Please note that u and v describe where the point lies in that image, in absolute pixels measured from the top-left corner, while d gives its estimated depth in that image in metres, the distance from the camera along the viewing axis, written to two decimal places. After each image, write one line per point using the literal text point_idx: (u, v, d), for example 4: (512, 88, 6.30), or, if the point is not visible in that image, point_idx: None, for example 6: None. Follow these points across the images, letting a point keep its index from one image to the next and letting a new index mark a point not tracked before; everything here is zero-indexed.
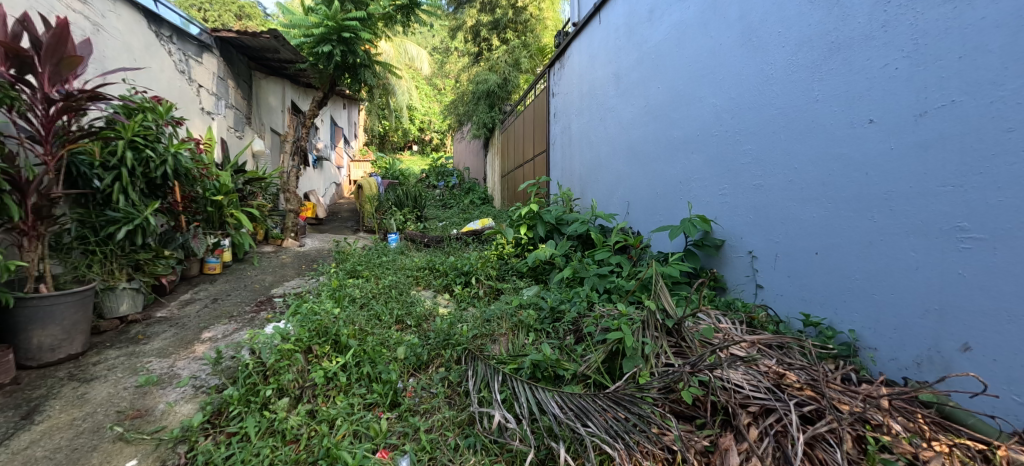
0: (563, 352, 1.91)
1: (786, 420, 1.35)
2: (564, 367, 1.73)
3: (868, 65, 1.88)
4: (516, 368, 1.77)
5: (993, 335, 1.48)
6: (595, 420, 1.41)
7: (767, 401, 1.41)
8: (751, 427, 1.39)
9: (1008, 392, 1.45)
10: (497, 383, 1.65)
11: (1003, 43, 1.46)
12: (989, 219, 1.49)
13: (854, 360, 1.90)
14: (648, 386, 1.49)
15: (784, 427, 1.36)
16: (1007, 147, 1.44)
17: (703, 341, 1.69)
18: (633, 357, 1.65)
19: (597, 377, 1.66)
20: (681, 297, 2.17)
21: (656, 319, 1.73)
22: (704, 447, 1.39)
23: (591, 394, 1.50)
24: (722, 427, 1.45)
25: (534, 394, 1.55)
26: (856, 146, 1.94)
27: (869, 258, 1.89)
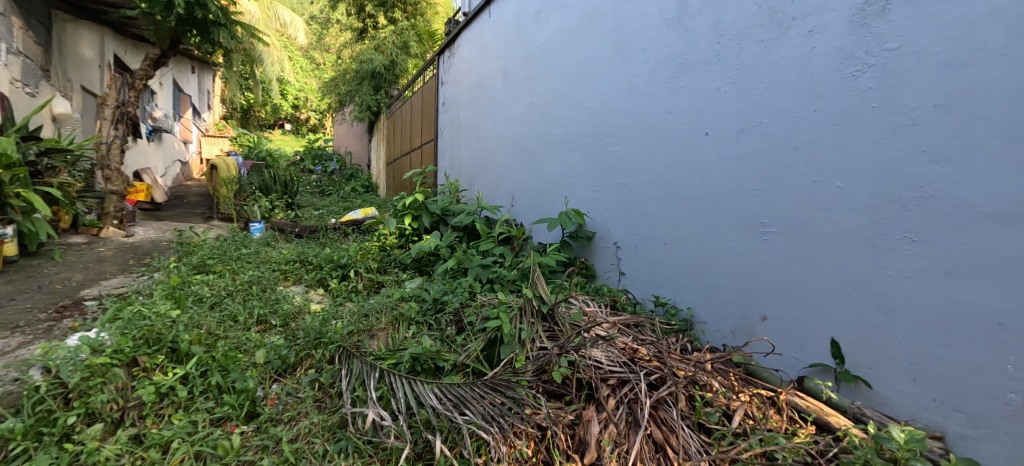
0: (444, 343, 1.91)
1: (637, 388, 1.56)
2: (444, 358, 1.73)
3: (706, 86, 2.26)
4: (394, 363, 1.72)
5: (782, 308, 1.89)
6: (472, 408, 1.43)
7: (623, 374, 1.61)
8: (609, 397, 1.55)
9: (789, 350, 1.87)
10: (374, 380, 1.58)
11: (794, 79, 1.87)
12: (781, 217, 1.89)
13: (690, 333, 2.27)
14: (522, 369, 1.56)
15: (635, 395, 1.57)
16: (795, 161, 1.85)
17: (572, 324, 1.85)
18: (510, 342, 1.73)
19: (476, 365, 1.70)
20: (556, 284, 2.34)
21: (532, 305, 1.83)
22: (570, 420, 1.52)
23: (469, 382, 1.51)
24: (586, 400, 1.60)
25: (412, 387, 1.52)
26: (695, 154, 2.31)
27: (702, 248, 2.26)
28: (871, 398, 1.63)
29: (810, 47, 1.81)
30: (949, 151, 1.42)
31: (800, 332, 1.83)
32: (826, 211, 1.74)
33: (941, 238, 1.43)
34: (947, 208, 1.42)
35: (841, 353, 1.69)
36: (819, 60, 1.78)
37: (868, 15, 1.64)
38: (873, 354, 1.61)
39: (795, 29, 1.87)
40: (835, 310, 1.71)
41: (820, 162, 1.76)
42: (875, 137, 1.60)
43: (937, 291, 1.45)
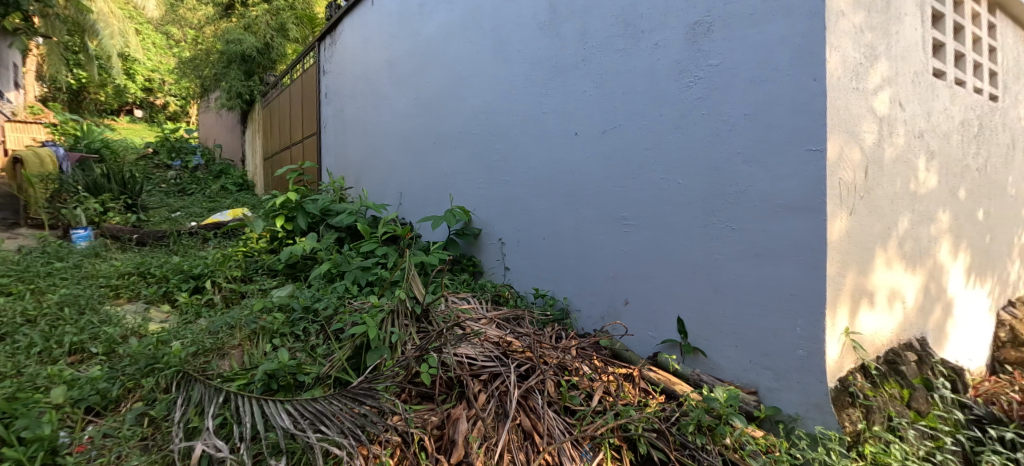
0: (308, 354, 1.80)
1: (508, 380, 1.67)
2: (305, 373, 1.62)
3: (575, 89, 2.45)
4: (245, 385, 1.57)
5: (639, 292, 2.17)
6: (331, 424, 1.35)
7: (495, 368, 1.71)
8: (480, 392, 1.63)
9: (645, 331, 2.16)
10: (214, 406, 1.41)
11: (644, 86, 2.12)
12: (637, 211, 2.16)
13: (566, 320, 2.47)
14: (379, 377, 1.48)
15: (506, 386, 1.67)
16: (646, 161, 2.11)
17: (441, 320, 1.90)
18: (377, 347, 1.67)
19: (339, 374, 1.63)
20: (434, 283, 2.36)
21: (406, 306, 1.83)
22: (439, 421, 1.52)
23: (329, 396, 1.42)
24: (458, 398, 1.64)
25: (261, 408, 1.40)
26: (567, 153, 2.49)
27: (575, 241, 2.46)
28: (707, 366, 1.95)
29: (655, 59, 2.08)
30: (756, 153, 1.74)
31: (654, 313, 2.12)
32: (671, 204, 2.02)
33: (752, 225, 1.75)
34: (755, 201, 1.74)
35: (684, 329, 1.99)
36: (662, 72, 2.05)
37: (698, 34, 1.92)
38: (708, 327, 1.92)
39: (644, 42, 2.12)
40: (680, 290, 2.00)
41: (665, 162, 2.04)
42: (703, 140, 1.90)
43: (750, 269, 1.77)
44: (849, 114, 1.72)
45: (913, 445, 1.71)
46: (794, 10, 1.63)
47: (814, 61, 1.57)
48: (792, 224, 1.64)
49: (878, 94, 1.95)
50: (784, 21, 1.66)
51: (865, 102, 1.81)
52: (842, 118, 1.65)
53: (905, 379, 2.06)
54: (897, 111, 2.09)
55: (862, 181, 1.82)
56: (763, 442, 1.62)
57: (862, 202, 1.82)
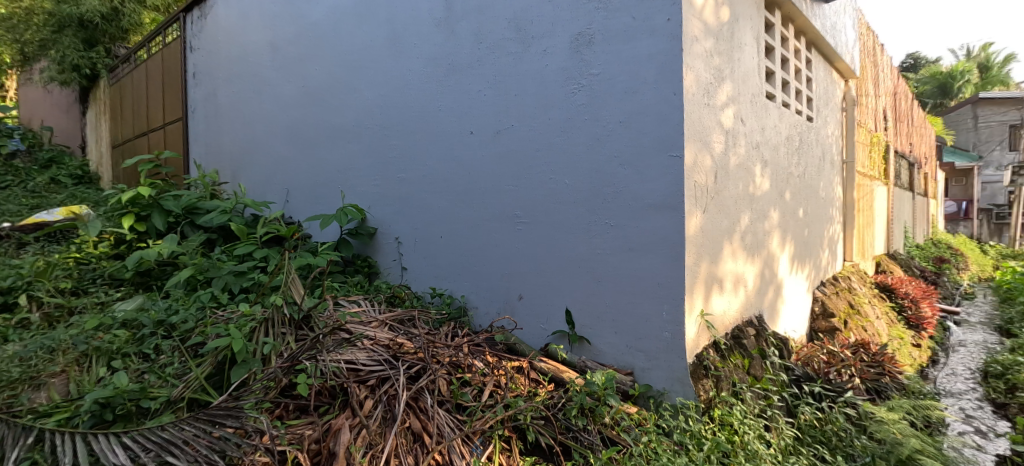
0: (154, 374, 1.58)
1: (396, 382, 1.66)
2: (150, 397, 1.42)
3: (470, 88, 2.48)
4: (68, 418, 1.34)
5: (532, 287, 2.36)
6: (180, 454, 1.21)
7: (382, 371, 1.70)
8: (366, 398, 1.60)
9: (537, 324, 2.36)
10: (19, 449, 1.18)
11: (534, 90, 2.27)
12: (529, 209, 2.33)
13: (464, 319, 2.54)
14: (245, 393, 1.34)
15: (395, 390, 1.65)
16: (538, 161, 2.28)
17: (321, 324, 1.81)
18: (245, 361, 1.54)
19: (195, 395, 1.46)
20: (319, 288, 2.38)
21: (283, 314, 1.72)
22: (317, 435, 1.44)
23: (177, 421, 1.26)
24: (342, 406, 1.59)
25: (88, 446, 1.19)
26: (462, 150, 2.54)
27: (472, 239, 2.54)
28: (591, 352, 2.19)
29: (545, 64, 2.23)
30: (630, 157, 2.02)
31: (543, 307, 2.33)
32: (559, 203, 2.22)
33: (626, 223, 2.04)
34: (629, 200, 2.03)
35: (572, 319, 2.22)
36: (551, 79, 2.21)
37: (581, 44, 2.13)
38: (591, 317, 2.17)
39: (534, 48, 2.26)
40: (569, 284, 2.23)
41: (554, 163, 2.23)
42: (588, 143, 2.12)
43: (625, 262, 2.06)
44: (700, 125, 2.03)
45: (749, 404, 2.06)
46: (659, 30, 1.93)
47: (674, 76, 1.89)
48: (657, 220, 1.95)
49: (725, 109, 2.31)
50: (651, 39, 1.95)
51: (714, 115, 2.13)
52: (695, 128, 1.97)
53: (745, 350, 2.46)
54: (740, 125, 2.48)
55: (712, 183, 2.13)
56: (636, 416, 1.84)
57: (713, 203, 2.15)
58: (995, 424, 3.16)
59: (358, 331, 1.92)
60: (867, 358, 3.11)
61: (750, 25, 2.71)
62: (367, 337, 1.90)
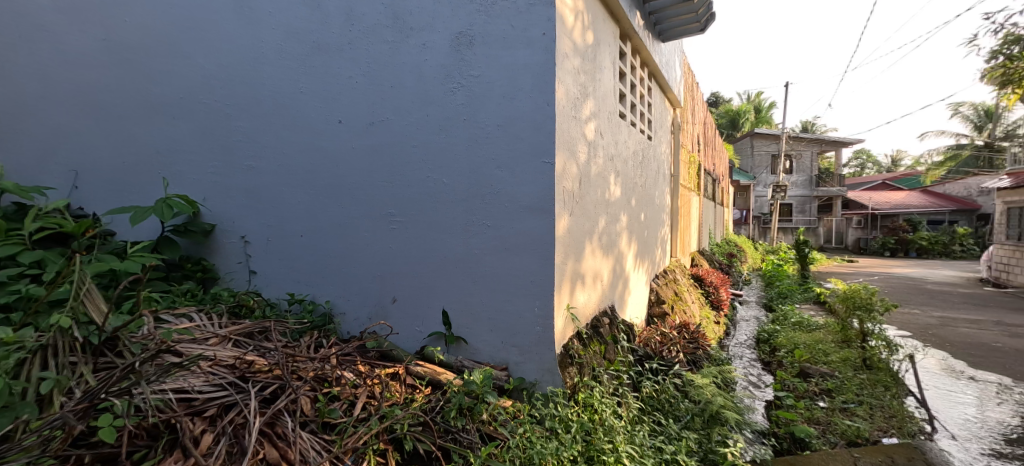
0: None
1: (245, 409, 1.50)
2: None
3: (338, 72, 2.29)
4: None
5: (406, 289, 2.29)
6: None
7: (225, 398, 1.52)
8: (207, 432, 1.40)
9: (410, 327, 2.31)
10: None
11: (412, 83, 2.20)
12: (404, 208, 2.26)
13: (328, 327, 2.35)
14: (9, 453, 1.11)
15: (243, 418, 1.49)
16: (414, 157, 2.22)
17: (136, 348, 1.56)
18: (8, 407, 1.20)
19: None
20: (129, 301, 1.93)
21: (70, 336, 1.45)
22: None
23: None
24: (169, 449, 1.35)
25: None
26: (328, 140, 2.33)
27: (338, 239, 2.36)
28: (468, 352, 2.22)
29: (424, 58, 2.18)
30: (506, 161, 2.11)
31: (418, 310, 2.29)
32: (437, 202, 2.20)
33: (502, 224, 2.13)
34: (505, 202, 2.12)
35: (449, 321, 2.22)
36: (430, 75, 2.18)
37: (461, 44, 2.14)
38: (468, 316, 2.21)
39: (412, 39, 2.19)
40: (445, 284, 2.23)
41: (431, 162, 2.20)
42: (466, 145, 2.15)
43: (501, 261, 2.14)
44: (569, 136, 2.22)
45: (606, 384, 2.34)
46: (535, 42, 2.06)
47: (547, 88, 2.05)
48: (531, 221, 2.08)
49: (588, 123, 2.57)
50: (528, 50, 2.07)
51: (579, 128, 2.36)
52: (564, 138, 2.15)
53: (602, 337, 2.77)
54: (599, 139, 2.78)
55: (577, 189, 2.35)
56: (511, 409, 1.93)
57: (577, 207, 2.37)
58: (763, 377, 4.20)
59: (191, 352, 1.69)
60: (687, 336, 3.80)
61: (608, 50, 3.06)
62: (206, 360, 1.67)
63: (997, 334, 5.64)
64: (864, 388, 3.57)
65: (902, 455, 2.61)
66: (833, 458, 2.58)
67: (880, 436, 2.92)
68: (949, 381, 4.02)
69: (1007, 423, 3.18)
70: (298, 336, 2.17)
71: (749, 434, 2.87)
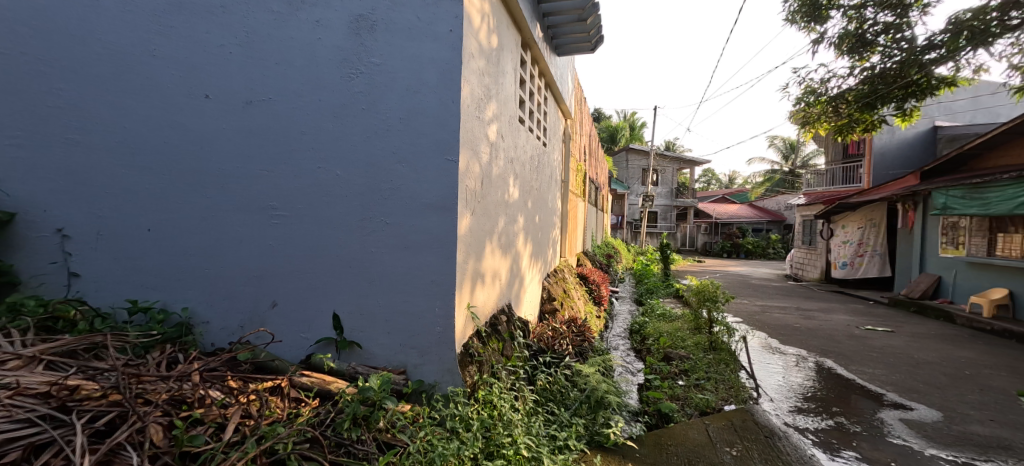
0: None
1: (68, 448, 1.23)
2: None
3: (205, 38, 2.05)
4: None
5: (287, 292, 2.11)
6: None
7: (36, 435, 1.23)
8: None
9: (292, 334, 2.12)
10: None
11: (301, 64, 2.05)
12: (287, 201, 2.08)
13: (185, 339, 2.04)
14: None
15: (65, 459, 1.23)
16: (301, 144, 2.06)
17: None
18: None
19: None
20: None
21: None
22: None
23: None
24: None
25: None
26: (191, 117, 2.07)
27: (201, 235, 2.11)
28: (361, 356, 2.10)
29: (317, 37, 2.04)
30: (408, 155, 2.04)
31: (303, 314, 2.11)
32: (329, 197, 2.06)
33: (402, 221, 2.05)
34: (405, 198, 2.05)
35: (340, 324, 2.08)
36: (323, 56, 2.04)
37: (361, 28, 2.03)
38: (363, 320, 2.09)
39: (302, 15, 2.04)
40: (335, 286, 2.09)
41: (322, 151, 2.05)
42: (364, 135, 2.04)
43: (399, 260, 2.06)
44: (473, 135, 2.23)
45: (504, 380, 2.39)
46: (441, 38, 2.04)
47: (452, 85, 2.03)
48: (432, 218, 2.04)
49: (490, 124, 2.61)
50: (434, 44, 2.04)
51: (483, 128, 2.38)
52: (468, 137, 2.15)
53: (500, 334, 2.83)
54: (500, 141, 2.84)
55: (479, 189, 2.36)
56: (410, 414, 1.86)
57: (478, 206, 2.39)
58: (636, 364, 4.71)
59: None
60: (575, 330, 4.07)
61: (510, 56, 3.15)
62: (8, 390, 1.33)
63: (798, 317, 7.11)
64: (711, 366, 4.22)
65: (738, 417, 3.14)
66: (690, 427, 2.99)
67: (722, 404, 3.47)
68: (769, 356, 4.94)
69: (807, 385, 4.03)
70: (144, 352, 1.85)
71: (627, 414, 3.19)
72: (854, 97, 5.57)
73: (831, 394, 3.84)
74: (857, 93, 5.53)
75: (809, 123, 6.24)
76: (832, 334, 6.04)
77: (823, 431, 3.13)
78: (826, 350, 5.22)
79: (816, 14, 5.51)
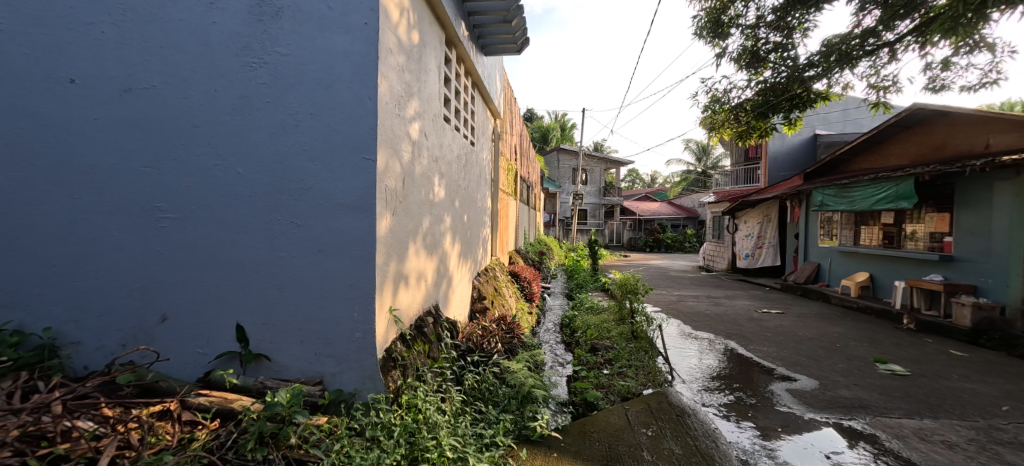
0: None
1: None
2: None
3: (71, 14, 1.82)
4: None
5: (179, 304, 1.91)
6: None
7: None
8: None
9: (186, 349, 1.93)
10: None
11: (192, 49, 1.87)
12: (176, 202, 1.88)
13: (49, 364, 1.79)
14: None
15: None
16: (193, 139, 1.88)
17: None
18: None
19: None
20: None
21: None
22: None
23: None
24: None
25: None
26: (54, 105, 1.82)
27: (68, 242, 1.86)
28: (270, 369, 1.96)
29: (210, 21, 1.87)
30: (319, 153, 1.93)
31: (202, 326, 1.92)
32: (227, 197, 1.89)
33: (314, 223, 1.93)
34: (317, 198, 1.93)
35: (244, 336, 1.93)
36: (217, 41, 1.88)
37: (264, 15, 1.89)
38: (271, 330, 1.94)
39: None
40: (237, 294, 1.93)
41: (220, 147, 1.88)
42: (269, 130, 1.89)
43: (312, 264, 1.94)
44: (392, 133, 2.15)
45: (430, 383, 2.34)
46: (355, 30, 1.94)
47: (367, 81, 1.94)
48: (347, 219, 1.94)
49: (412, 123, 2.53)
50: (347, 36, 1.93)
51: (403, 126, 2.30)
52: (386, 135, 2.07)
53: (426, 337, 2.78)
54: (423, 139, 2.78)
55: (399, 188, 2.28)
56: (326, 426, 1.76)
57: (400, 206, 2.31)
58: (565, 356, 4.88)
59: None
60: (505, 327, 4.11)
61: (433, 53, 3.09)
62: None
63: (708, 304, 7.82)
64: (633, 354, 4.48)
65: (655, 400, 3.37)
66: (612, 413, 3.15)
67: (642, 389, 3.70)
68: (684, 342, 5.35)
69: (715, 366, 4.43)
70: None
71: (553, 407, 3.29)
72: (751, 106, 6.21)
73: (734, 373, 4.26)
74: (754, 103, 6.18)
75: (715, 129, 6.84)
76: (735, 318, 6.71)
77: (726, 406, 3.46)
78: (730, 333, 5.80)
79: (719, 31, 6.05)
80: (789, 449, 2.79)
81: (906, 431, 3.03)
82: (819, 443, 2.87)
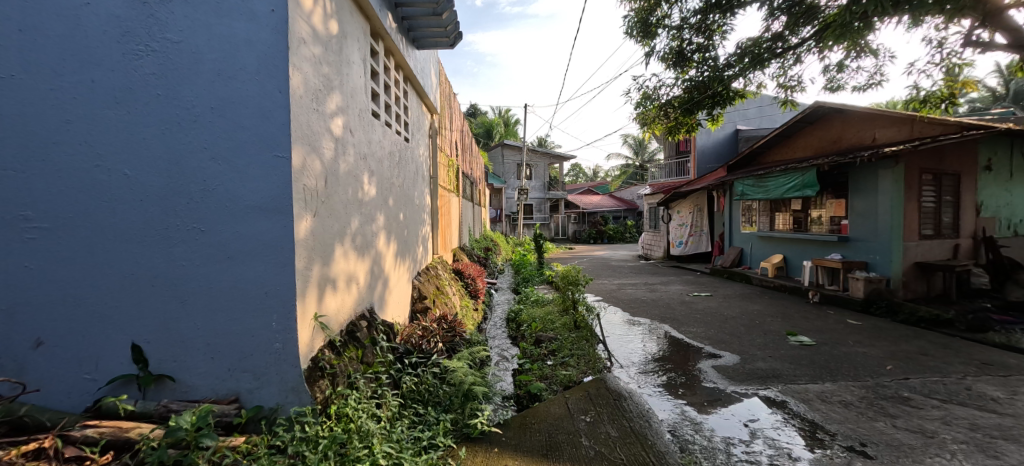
0: None
1: None
2: None
3: None
4: None
5: (53, 326, 1.69)
6: None
7: None
8: None
9: (68, 375, 1.71)
10: None
11: (59, 35, 1.66)
12: (45, 210, 1.65)
13: None
14: None
15: None
16: (66, 137, 1.66)
17: None
18: None
19: None
20: None
21: None
22: None
23: None
24: None
25: None
26: None
27: None
28: (175, 391, 1.79)
29: (82, 4, 1.66)
30: (222, 151, 1.76)
31: (88, 348, 1.71)
32: (113, 202, 1.69)
33: (220, 228, 1.77)
34: (222, 200, 1.77)
35: (142, 357, 1.74)
36: (91, 26, 1.67)
37: None
38: (172, 347, 1.76)
39: None
40: (130, 312, 1.73)
41: (102, 145, 1.68)
42: (160, 127, 1.71)
43: (219, 273, 1.78)
44: (309, 128, 2.01)
45: (363, 389, 2.23)
46: (261, 17, 1.78)
47: (276, 72, 1.80)
48: (259, 222, 1.80)
49: (334, 118, 2.40)
50: (250, 24, 1.78)
51: (323, 122, 2.17)
52: (302, 131, 1.93)
53: (358, 341, 2.67)
54: (348, 136, 2.64)
55: (321, 188, 2.15)
56: (241, 448, 1.64)
57: (322, 207, 2.18)
58: (510, 351, 4.92)
59: None
60: (446, 326, 4.04)
61: (357, 46, 2.94)
62: None
63: (645, 291, 8.21)
64: (575, 343, 4.59)
65: (593, 387, 3.49)
66: (552, 403, 3.22)
67: (583, 377, 3.81)
68: (624, 329, 5.57)
69: (651, 350, 4.66)
70: None
71: (495, 403, 3.30)
72: (678, 103, 6.57)
73: (670, 354, 4.51)
74: (680, 100, 6.54)
75: (647, 124, 7.17)
76: (669, 303, 7.11)
77: (659, 386, 3.67)
78: (665, 317, 6.12)
79: (647, 30, 6.32)
80: (714, 421, 2.98)
81: (810, 395, 3.37)
82: (739, 413, 3.11)
